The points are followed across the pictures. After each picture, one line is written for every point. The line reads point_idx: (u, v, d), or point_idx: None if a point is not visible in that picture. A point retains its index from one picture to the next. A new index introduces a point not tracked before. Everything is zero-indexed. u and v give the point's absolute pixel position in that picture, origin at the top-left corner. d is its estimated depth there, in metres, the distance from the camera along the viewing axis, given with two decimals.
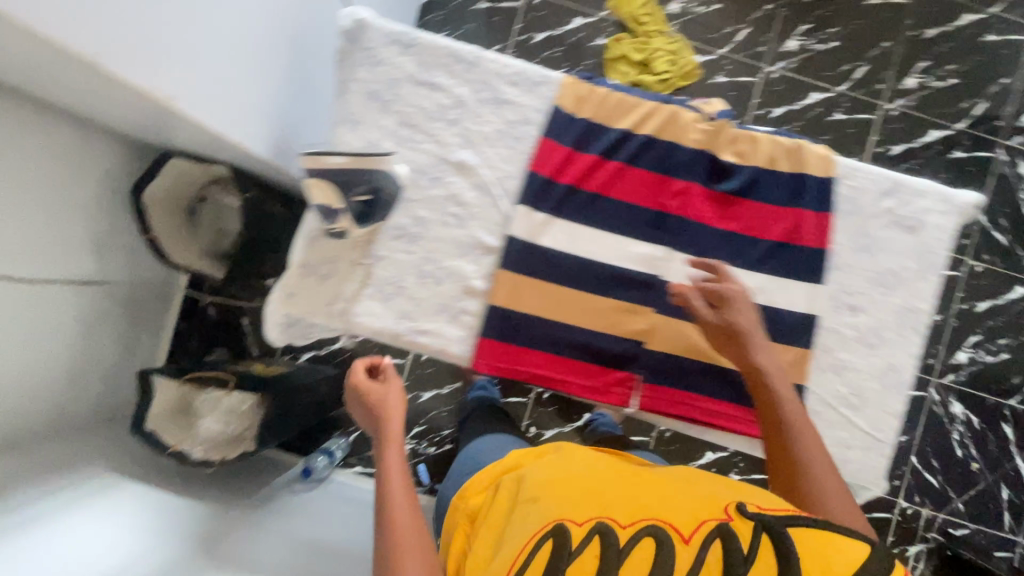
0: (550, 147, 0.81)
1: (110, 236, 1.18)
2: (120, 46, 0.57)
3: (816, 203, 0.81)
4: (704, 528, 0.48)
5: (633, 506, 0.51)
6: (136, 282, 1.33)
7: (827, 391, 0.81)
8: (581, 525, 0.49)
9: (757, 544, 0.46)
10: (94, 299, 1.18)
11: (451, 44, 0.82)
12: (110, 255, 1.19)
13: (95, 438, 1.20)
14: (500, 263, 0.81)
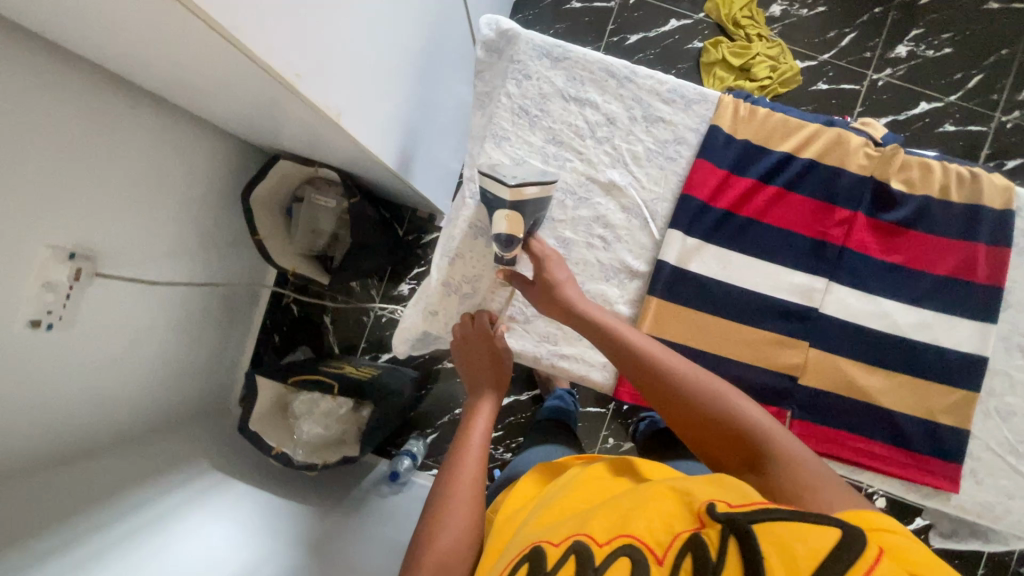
0: (708, 167, 0.77)
1: (215, 235, 1.19)
2: (294, 57, 0.58)
3: (990, 237, 0.76)
4: (678, 543, 0.46)
5: (614, 520, 0.51)
6: (234, 282, 1.33)
7: (992, 436, 0.76)
8: (557, 545, 0.49)
9: (725, 549, 0.43)
10: (197, 298, 1.19)
11: (604, 59, 0.79)
12: (214, 254, 1.20)
13: (198, 433, 1.22)
14: (647, 288, 0.78)
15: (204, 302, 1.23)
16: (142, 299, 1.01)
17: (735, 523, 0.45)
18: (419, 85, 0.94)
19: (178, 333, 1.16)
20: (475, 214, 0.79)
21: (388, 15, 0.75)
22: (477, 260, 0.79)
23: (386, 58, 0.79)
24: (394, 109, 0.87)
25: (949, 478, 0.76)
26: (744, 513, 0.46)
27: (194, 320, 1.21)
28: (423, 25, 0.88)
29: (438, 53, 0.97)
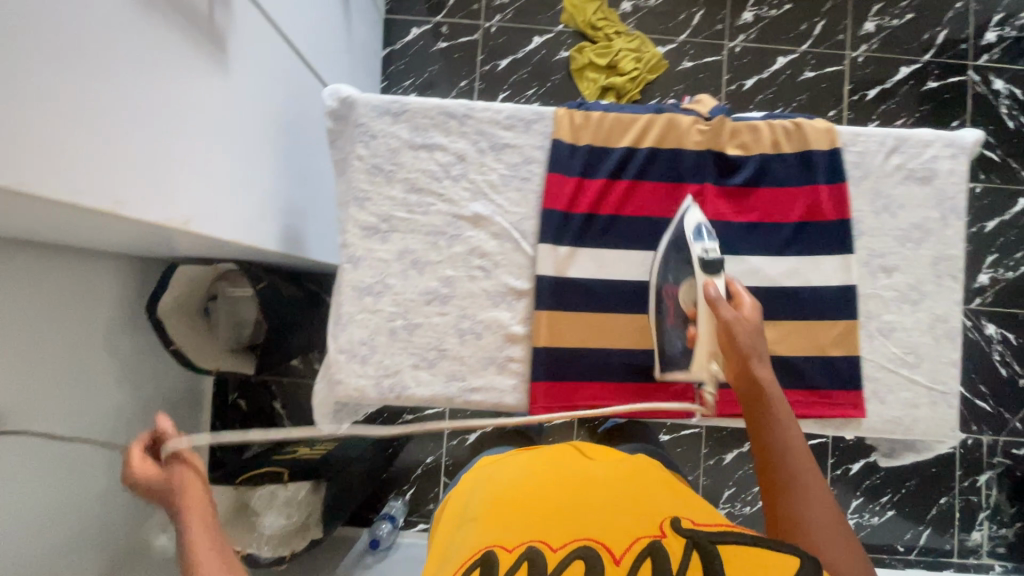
0: (558, 179, 0.81)
1: (136, 356, 1.17)
2: (135, 192, 0.61)
3: (826, 176, 0.82)
4: (635, 546, 0.54)
5: (576, 528, 0.58)
6: (170, 396, 1.32)
7: (881, 355, 0.81)
8: (511, 552, 0.54)
9: (687, 562, 0.51)
10: (136, 421, 1.17)
11: (440, 103, 0.83)
12: (140, 375, 1.19)
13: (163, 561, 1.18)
14: (535, 304, 0.81)
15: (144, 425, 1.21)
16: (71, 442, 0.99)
17: (701, 541, 0.53)
18: (284, 167, 0.96)
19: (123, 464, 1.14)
20: (356, 276, 0.81)
21: (221, 113, 0.77)
22: (370, 320, 0.81)
23: (233, 152, 0.81)
24: (260, 196, 0.89)
25: (854, 405, 0.80)
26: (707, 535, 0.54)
27: (141, 445, 1.19)
28: (269, 111, 0.90)
29: (296, 131, 1.00)
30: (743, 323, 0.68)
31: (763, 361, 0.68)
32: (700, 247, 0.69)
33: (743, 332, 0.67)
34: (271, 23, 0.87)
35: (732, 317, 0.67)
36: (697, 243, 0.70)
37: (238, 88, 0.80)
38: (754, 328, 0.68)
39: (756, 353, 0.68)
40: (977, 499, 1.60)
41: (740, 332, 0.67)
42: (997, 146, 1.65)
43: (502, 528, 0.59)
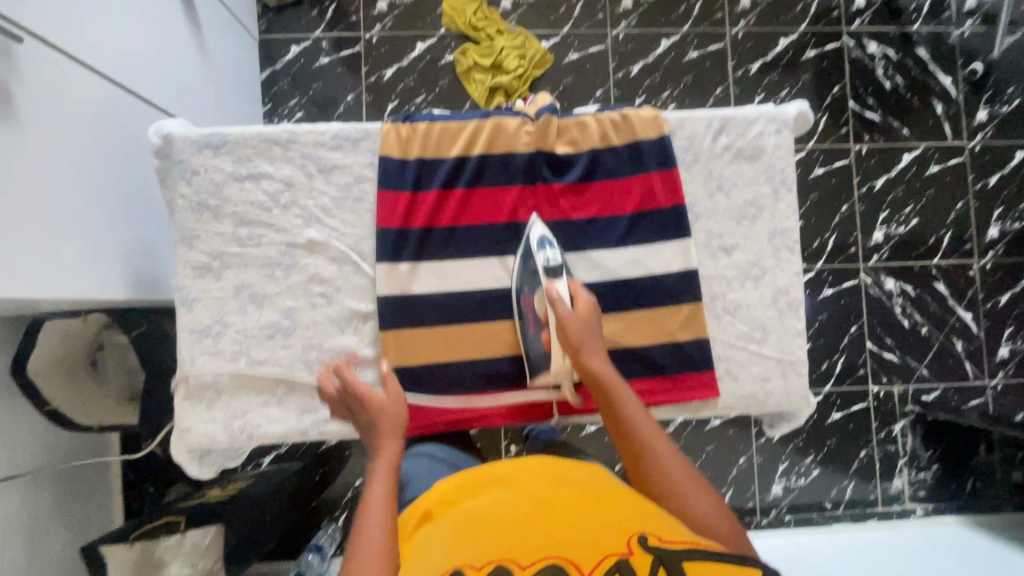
0: (389, 196, 0.80)
1: (13, 420, 1.10)
2: None
3: (658, 163, 0.82)
4: (606, 564, 0.49)
5: (546, 544, 0.51)
6: (65, 457, 1.25)
7: (730, 334, 0.83)
8: (479, 568, 0.49)
9: None
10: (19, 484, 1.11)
11: (261, 130, 0.80)
12: (21, 441, 1.12)
13: None
14: (380, 325, 0.80)
15: (34, 492, 1.14)
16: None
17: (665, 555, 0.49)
18: (121, 209, 0.92)
19: (9, 539, 1.06)
20: (193, 318, 0.79)
21: (18, 164, 0.72)
22: (212, 361, 0.78)
23: (43, 202, 0.76)
24: (91, 243, 0.84)
25: (708, 385, 0.81)
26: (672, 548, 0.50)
27: (29, 515, 1.12)
28: (92, 153, 0.86)
29: (134, 169, 0.95)
30: (575, 319, 0.69)
31: (595, 351, 0.69)
32: (544, 257, 0.75)
33: (573, 327, 0.69)
34: (78, 61, 0.83)
35: (566, 317, 0.69)
36: (541, 253, 0.75)
37: (39, 134, 0.76)
38: (586, 322, 0.70)
39: (587, 347, 0.69)
40: (895, 447, 1.66)
41: (569, 327, 0.69)
42: (878, 107, 1.70)
43: (470, 546, 0.52)
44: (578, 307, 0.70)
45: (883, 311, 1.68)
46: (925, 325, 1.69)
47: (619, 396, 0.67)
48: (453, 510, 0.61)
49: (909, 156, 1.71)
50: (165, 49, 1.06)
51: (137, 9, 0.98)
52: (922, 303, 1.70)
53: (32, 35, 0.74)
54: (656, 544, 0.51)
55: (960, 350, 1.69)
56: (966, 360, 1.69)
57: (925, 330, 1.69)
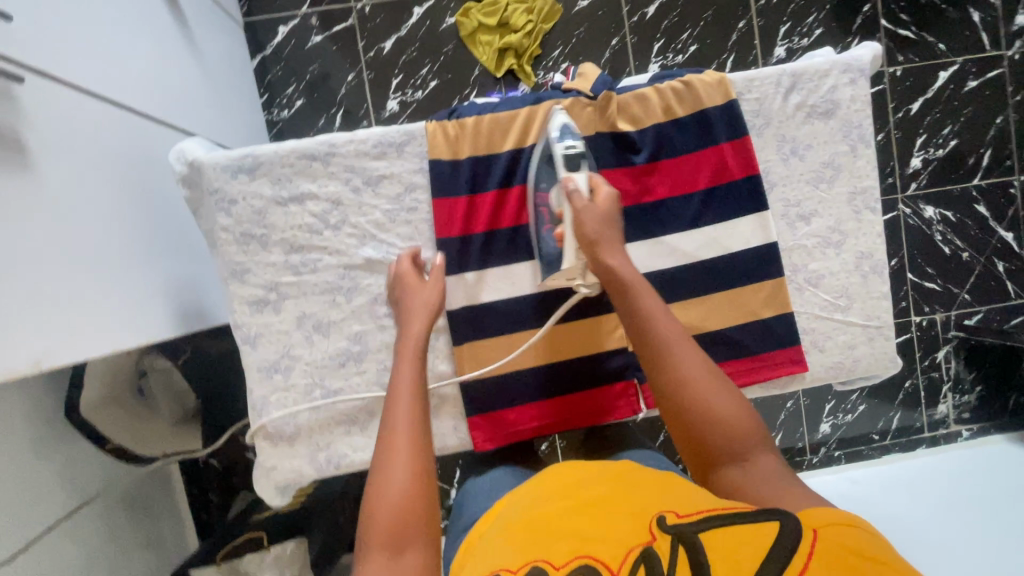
0: (446, 205, 0.75)
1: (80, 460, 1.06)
2: None
3: (727, 133, 0.76)
4: (631, 555, 0.47)
5: (574, 543, 0.51)
6: (136, 485, 1.21)
7: (814, 305, 0.80)
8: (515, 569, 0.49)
9: (675, 558, 0.44)
10: (93, 523, 1.06)
11: (298, 145, 0.74)
12: (96, 475, 1.09)
13: None
14: (453, 339, 0.77)
15: (114, 524, 1.11)
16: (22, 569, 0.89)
17: (684, 533, 0.47)
18: (153, 244, 0.86)
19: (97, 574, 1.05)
20: (258, 357, 0.75)
21: (43, 220, 0.66)
22: (286, 397, 0.75)
23: (77, 255, 0.70)
24: (131, 287, 0.79)
25: (795, 361, 0.79)
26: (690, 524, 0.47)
27: (112, 547, 1.10)
28: (112, 190, 0.79)
29: (156, 197, 0.89)
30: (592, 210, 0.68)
31: (614, 247, 0.67)
32: (562, 144, 0.70)
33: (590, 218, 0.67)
34: (80, 90, 0.76)
35: (583, 207, 0.67)
36: (561, 141, 0.70)
37: (58, 182, 0.69)
38: (604, 216, 0.68)
39: (606, 241, 0.67)
40: (939, 374, 1.67)
41: (587, 219, 0.67)
42: (911, 23, 1.59)
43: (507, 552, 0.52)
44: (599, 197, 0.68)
45: (923, 240, 1.65)
46: (966, 250, 1.66)
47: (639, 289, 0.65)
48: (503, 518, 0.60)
49: (946, 73, 1.61)
50: (159, 56, 0.97)
51: (125, 17, 0.88)
52: (963, 227, 1.66)
53: (30, 72, 0.67)
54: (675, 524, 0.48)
55: (1002, 270, 1.67)
56: (1007, 280, 1.67)
57: (967, 255, 1.65)
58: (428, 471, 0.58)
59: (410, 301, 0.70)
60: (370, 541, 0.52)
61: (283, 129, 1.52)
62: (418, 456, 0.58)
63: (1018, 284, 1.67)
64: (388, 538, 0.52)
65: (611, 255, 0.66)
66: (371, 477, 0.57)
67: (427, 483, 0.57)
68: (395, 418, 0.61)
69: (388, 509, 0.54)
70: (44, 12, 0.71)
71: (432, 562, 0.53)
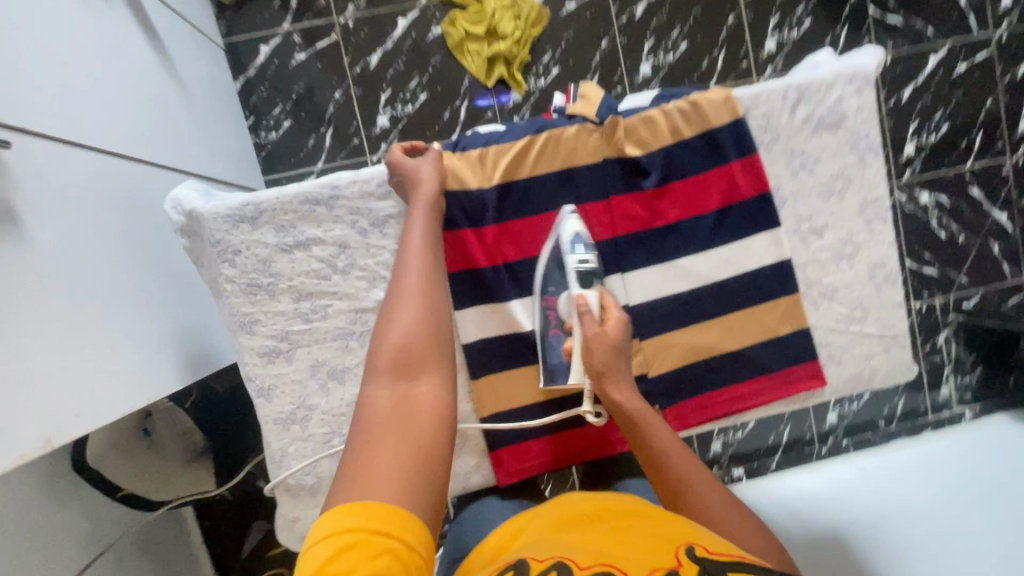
0: (452, 239, 0.73)
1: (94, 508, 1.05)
2: None
3: (736, 151, 0.75)
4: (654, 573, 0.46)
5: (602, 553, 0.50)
6: (148, 525, 1.18)
7: (829, 318, 0.79)
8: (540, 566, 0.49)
9: None
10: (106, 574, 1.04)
11: (300, 190, 0.72)
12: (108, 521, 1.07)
13: None
14: (471, 376, 0.75)
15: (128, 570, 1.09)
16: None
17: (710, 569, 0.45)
18: (154, 293, 0.84)
19: None
20: (274, 408, 0.73)
21: (40, 287, 0.64)
22: (305, 447, 0.74)
23: (80, 318, 0.68)
24: (136, 342, 0.77)
25: (814, 376, 0.79)
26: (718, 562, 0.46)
27: None
28: (109, 244, 0.77)
29: (154, 244, 0.86)
30: (603, 338, 0.66)
31: (620, 380, 0.67)
32: (575, 258, 0.69)
33: (601, 348, 0.66)
34: (67, 144, 0.73)
35: (595, 332, 0.66)
36: (573, 253, 0.70)
37: (53, 245, 0.67)
38: (614, 345, 0.66)
39: (613, 372, 0.66)
40: (940, 357, 1.69)
41: (597, 349, 0.66)
42: (899, 9, 1.58)
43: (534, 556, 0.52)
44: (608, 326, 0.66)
45: (919, 225, 1.66)
46: (961, 233, 1.67)
47: (654, 422, 0.65)
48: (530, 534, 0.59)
49: (936, 58, 1.61)
50: (141, 94, 0.93)
51: (104, 58, 0.85)
52: (958, 211, 1.67)
53: (14, 133, 0.65)
54: (703, 557, 0.47)
55: (997, 251, 1.68)
56: (1003, 260, 1.69)
57: (962, 238, 1.67)
58: (443, 317, 0.57)
59: (418, 170, 0.69)
60: (376, 365, 0.52)
61: (271, 152, 1.48)
62: (429, 299, 0.57)
63: (1013, 264, 1.69)
64: (396, 365, 0.52)
65: (619, 389, 0.66)
66: (382, 315, 0.57)
67: (438, 327, 0.56)
68: (406, 265, 0.60)
69: (394, 342, 0.53)
70: (21, 67, 0.67)
71: (445, 394, 0.53)
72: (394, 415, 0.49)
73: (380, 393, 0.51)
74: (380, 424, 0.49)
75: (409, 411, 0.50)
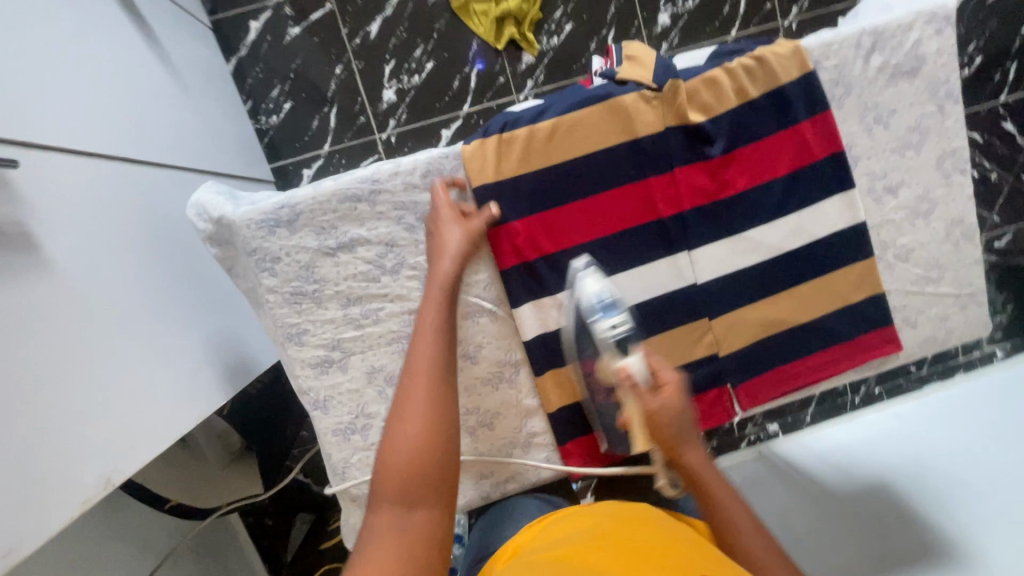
0: (504, 231, 0.68)
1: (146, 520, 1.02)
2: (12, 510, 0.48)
3: (806, 109, 0.69)
4: None
5: None
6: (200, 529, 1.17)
7: (905, 280, 0.75)
8: None
9: None
10: None
11: (338, 186, 0.66)
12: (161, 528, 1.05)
13: None
14: (534, 371, 0.72)
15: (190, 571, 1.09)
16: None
17: None
18: (187, 305, 0.78)
19: None
20: (332, 420, 0.70)
21: (73, 320, 0.59)
22: (368, 457, 0.71)
23: (120, 348, 0.63)
24: (177, 362, 0.72)
25: (888, 341, 0.75)
26: None
27: None
28: (135, 257, 0.71)
29: (179, 252, 0.80)
30: (666, 412, 0.58)
31: (694, 445, 0.60)
32: (605, 325, 0.61)
33: (668, 421, 0.58)
34: (73, 154, 0.66)
35: (652, 410, 0.58)
36: (602, 319, 0.61)
37: (77, 271, 0.61)
38: (678, 415, 0.58)
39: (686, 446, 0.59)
40: None
41: (661, 424, 0.58)
42: None
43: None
44: (665, 396, 0.57)
45: None
46: (993, 169, 1.62)
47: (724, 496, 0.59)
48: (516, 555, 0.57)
49: None
50: (137, 86, 0.83)
51: (96, 50, 0.75)
52: (989, 146, 1.61)
53: (20, 148, 0.58)
54: None
55: None
56: None
57: (994, 176, 1.62)
58: (449, 434, 0.54)
59: (444, 236, 0.63)
60: (380, 493, 0.50)
61: (274, 138, 1.39)
62: (437, 418, 0.53)
63: None
64: (400, 493, 0.49)
65: (691, 453, 0.60)
66: (389, 427, 0.54)
67: (446, 449, 0.53)
68: (410, 372, 0.56)
69: (397, 467, 0.50)
70: (12, 72, 0.59)
71: (444, 523, 0.50)
72: (395, 547, 0.47)
73: (381, 522, 0.49)
74: (379, 543, 0.47)
75: (407, 544, 0.47)
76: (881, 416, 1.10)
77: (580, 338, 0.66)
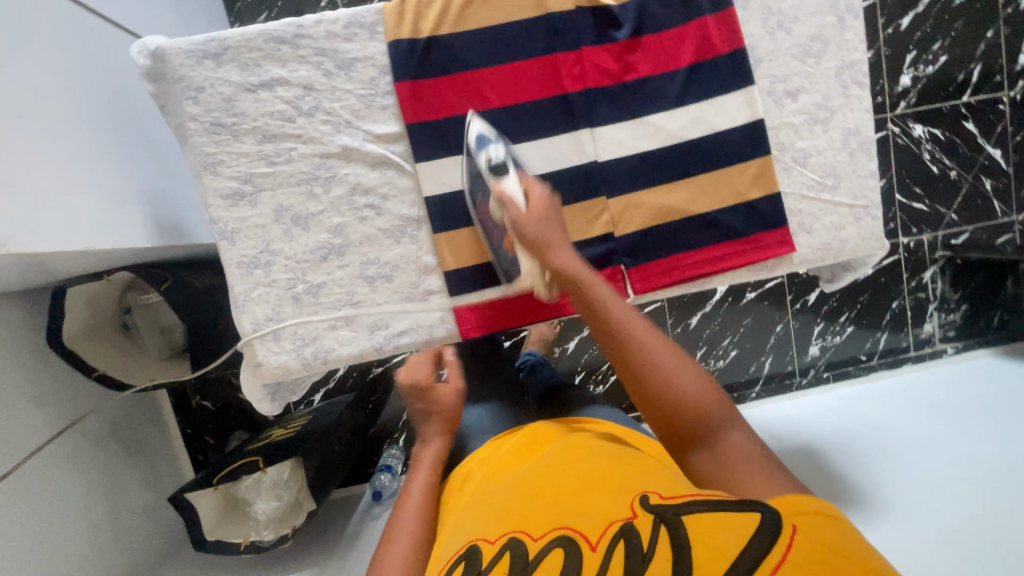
0: (418, 87, 0.72)
1: (69, 382, 1.03)
2: None
3: (710, 6, 0.74)
4: (611, 531, 0.45)
5: (556, 512, 0.48)
6: (120, 412, 1.16)
7: (802, 185, 0.79)
8: (493, 543, 0.47)
9: (653, 539, 0.42)
10: (83, 446, 1.03)
11: (265, 27, 0.71)
12: (82, 395, 1.05)
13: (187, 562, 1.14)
14: (433, 228, 0.75)
15: (104, 447, 1.08)
16: (6, 496, 0.84)
17: (665, 513, 0.44)
18: (127, 150, 0.82)
19: (91, 497, 1.01)
20: (238, 252, 0.73)
21: None
22: (268, 294, 0.74)
23: (43, 148, 0.67)
24: (103, 187, 0.75)
25: (782, 242, 0.78)
26: (674, 505, 0.45)
27: (106, 469, 1.07)
28: (79, 85, 0.75)
29: (129, 105, 0.85)
30: (529, 216, 0.65)
31: (561, 247, 0.64)
32: (486, 155, 0.69)
33: (528, 223, 0.65)
34: None
35: (517, 213, 0.65)
36: (483, 152, 0.69)
37: (14, 66, 0.65)
38: (541, 217, 0.66)
39: (550, 243, 0.65)
40: (925, 295, 1.50)
41: (526, 228, 0.65)
42: None
43: (484, 521, 0.51)
44: (531, 204, 0.66)
45: (908, 161, 1.46)
46: (953, 168, 1.46)
47: (594, 284, 0.61)
48: (483, 484, 0.59)
49: None
50: None
51: None
52: (950, 144, 1.46)
53: None
54: (657, 503, 0.46)
55: (990, 189, 1.48)
56: (995, 198, 1.48)
57: (953, 174, 1.46)
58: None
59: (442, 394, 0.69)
60: None
61: None
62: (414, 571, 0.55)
63: (1007, 201, 1.48)
64: None
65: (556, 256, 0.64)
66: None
67: None
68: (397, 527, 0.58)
69: None
70: None
71: None
72: None
73: None
74: None
75: None
76: (827, 398, 1.32)
77: (473, 190, 0.73)
